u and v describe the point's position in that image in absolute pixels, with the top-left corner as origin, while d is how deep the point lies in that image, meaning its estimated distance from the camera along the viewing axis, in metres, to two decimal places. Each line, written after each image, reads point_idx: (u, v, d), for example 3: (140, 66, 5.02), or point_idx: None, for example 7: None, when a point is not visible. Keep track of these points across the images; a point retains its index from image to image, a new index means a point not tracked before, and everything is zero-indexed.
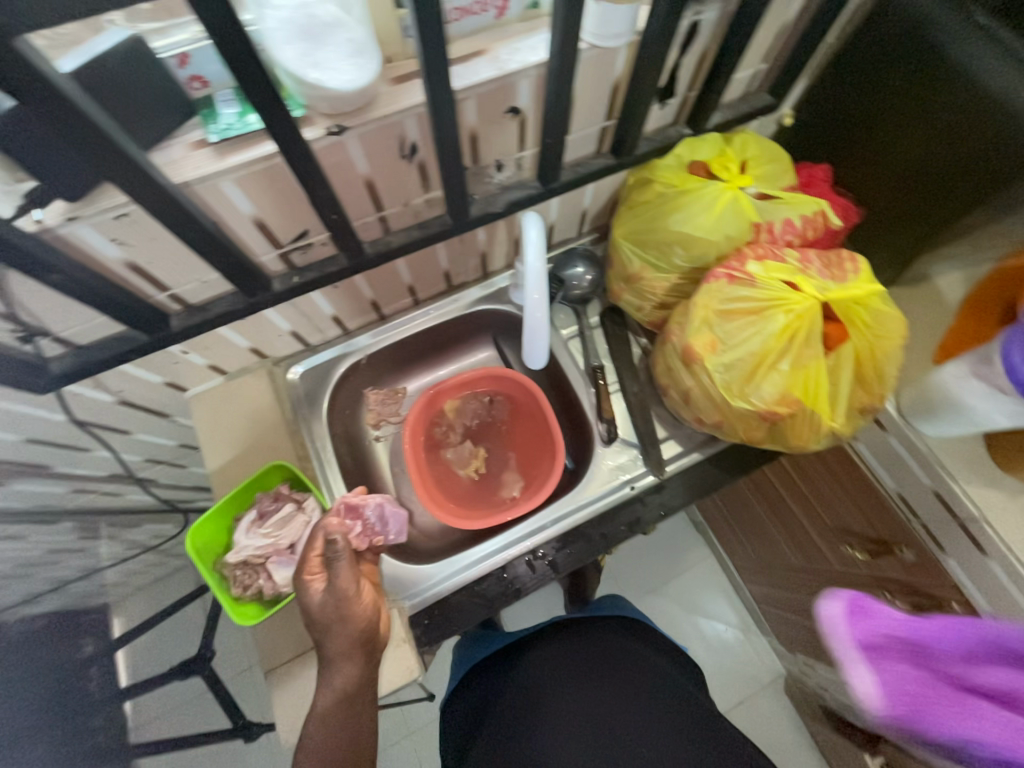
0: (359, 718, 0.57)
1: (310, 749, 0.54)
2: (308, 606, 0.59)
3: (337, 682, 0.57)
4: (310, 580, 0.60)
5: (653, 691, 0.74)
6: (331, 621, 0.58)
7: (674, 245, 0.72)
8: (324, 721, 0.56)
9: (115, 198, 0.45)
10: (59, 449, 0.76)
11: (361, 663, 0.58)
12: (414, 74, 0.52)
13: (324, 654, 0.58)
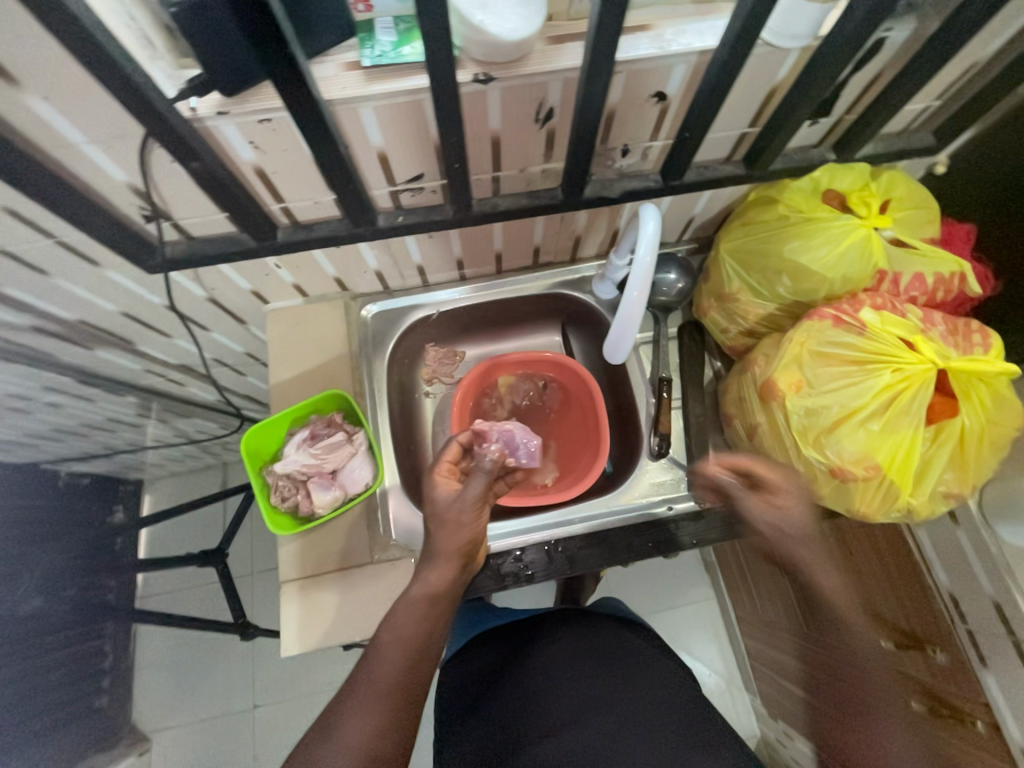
0: (438, 622, 0.59)
1: (391, 626, 0.58)
2: (433, 503, 0.65)
3: (430, 580, 0.60)
4: (441, 478, 0.67)
5: (653, 676, 0.74)
6: (451, 521, 0.63)
7: (784, 273, 0.68)
8: (408, 608, 0.58)
9: (266, 102, 0.46)
10: (145, 328, 0.81)
11: (456, 568, 0.62)
12: (571, 38, 0.50)
13: (430, 550, 0.62)
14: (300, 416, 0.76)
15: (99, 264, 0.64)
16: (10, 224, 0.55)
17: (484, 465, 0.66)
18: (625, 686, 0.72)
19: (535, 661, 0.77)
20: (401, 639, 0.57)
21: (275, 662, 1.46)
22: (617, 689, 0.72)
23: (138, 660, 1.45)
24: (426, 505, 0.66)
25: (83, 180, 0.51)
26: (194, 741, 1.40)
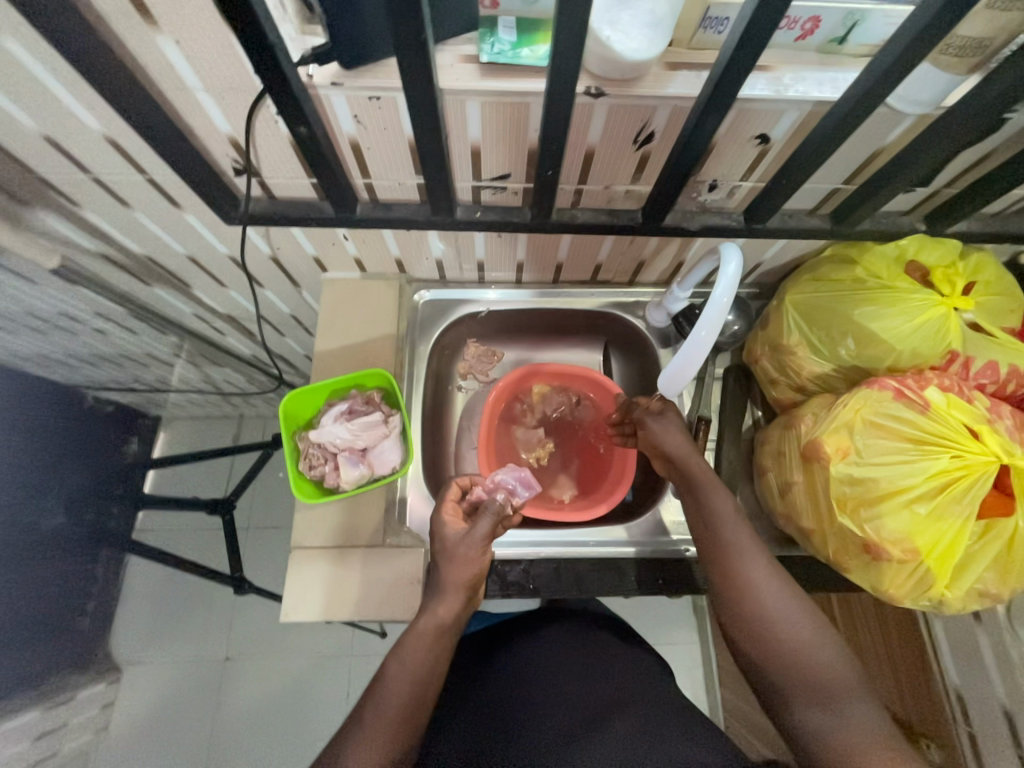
0: (443, 652, 0.60)
1: (399, 659, 0.58)
2: (441, 537, 0.64)
3: (438, 612, 0.61)
4: (447, 514, 0.67)
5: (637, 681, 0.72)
6: (459, 557, 0.63)
7: (850, 335, 0.66)
8: (418, 640, 0.59)
9: (382, 80, 0.47)
10: (206, 274, 0.83)
11: (463, 602, 0.62)
12: (689, 67, 0.50)
13: (437, 582, 0.62)
14: (340, 388, 0.77)
15: (179, 206, 0.65)
16: (109, 154, 0.56)
17: (492, 503, 0.67)
18: (602, 678, 0.73)
19: (514, 666, 0.77)
20: (407, 671, 0.57)
21: (255, 619, 1.47)
22: (596, 682, 0.72)
23: (124, 591, 1.48)
24: (432, 537, 0.66)
25: (189, 124, 0.53)
26: (163, 681, 1.42)
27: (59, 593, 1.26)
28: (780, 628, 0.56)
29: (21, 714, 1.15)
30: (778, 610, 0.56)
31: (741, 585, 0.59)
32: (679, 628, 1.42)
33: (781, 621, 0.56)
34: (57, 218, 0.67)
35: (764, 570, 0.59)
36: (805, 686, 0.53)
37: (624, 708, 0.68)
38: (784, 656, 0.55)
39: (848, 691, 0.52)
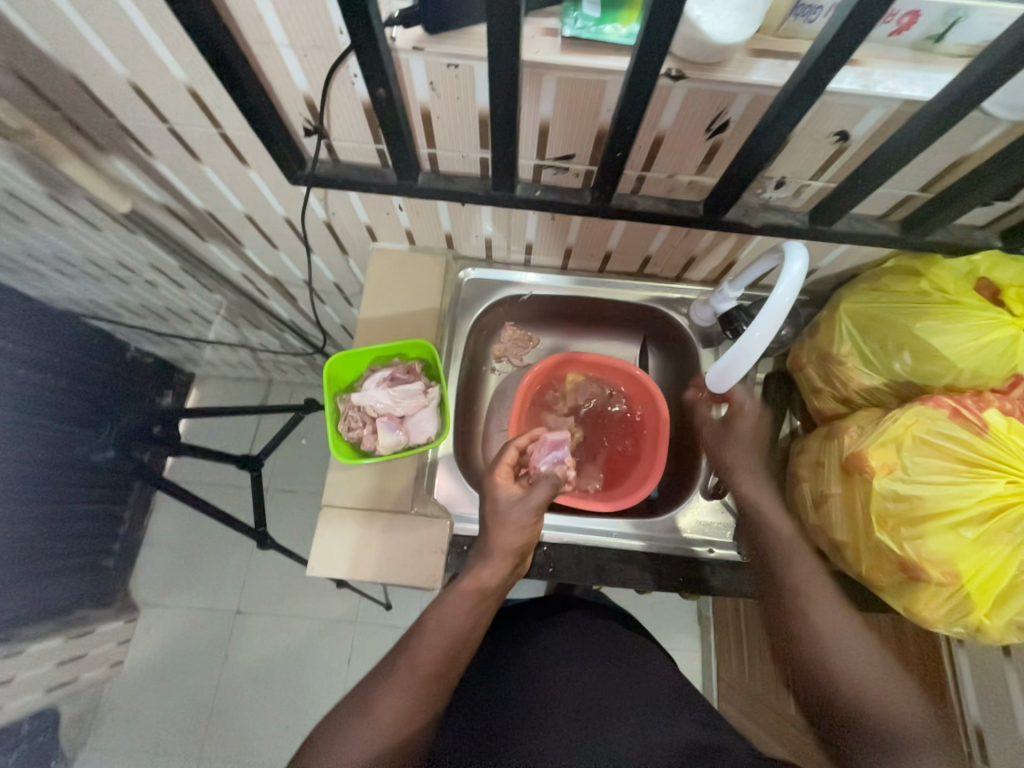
0: (481, 614, 0.62)
1: (438, 612, 0.61)
2: (493, 499, 0.66)
3: (483, 575, 0.63)
4: (500, 478, 0.68)
5: (645, 683, 0.72)
6: (509, 521, 0.65)
7: (906, 349, 0.64)
8: (460, 598, 0.61)
9: (465, 48, 0.47)
10: (260, 233, 0.85)
11: (507, 568, 0.64)
12: (776, 55, 0.48)
13: (485, 547, 0.64)
14: (382, 355, 0.78)
15: (246, 163, 0.67)
16: (189, 105, 0.58)
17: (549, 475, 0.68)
18: (617, 668, 0.73)
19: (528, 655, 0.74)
20: (444, 628, 0.60)
21: (268, 576, 1.52)
22: (610, 670, 0.72)
23: (148, 535, 1.54)
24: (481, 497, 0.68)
25: (269, 80, 0.54)
26: (177, 626, 1.48)
27: (90, 529, 1.33)
28: (835, 644, 0.57)
29: (48, 638, 1.22)
30: (832, 623, 0.58)
31: (798, 597, 0.61)
32: (682, 634, 1.41)
33: (836, 636, 0.58)
34: (130, 164, 0.69)
35: (816, 581, 0.61)
36: (857, 701, 0.54)
37: (638, 701, 0.69)
38: (838, 669, 0.56)
39: (902, 706, 0.53)
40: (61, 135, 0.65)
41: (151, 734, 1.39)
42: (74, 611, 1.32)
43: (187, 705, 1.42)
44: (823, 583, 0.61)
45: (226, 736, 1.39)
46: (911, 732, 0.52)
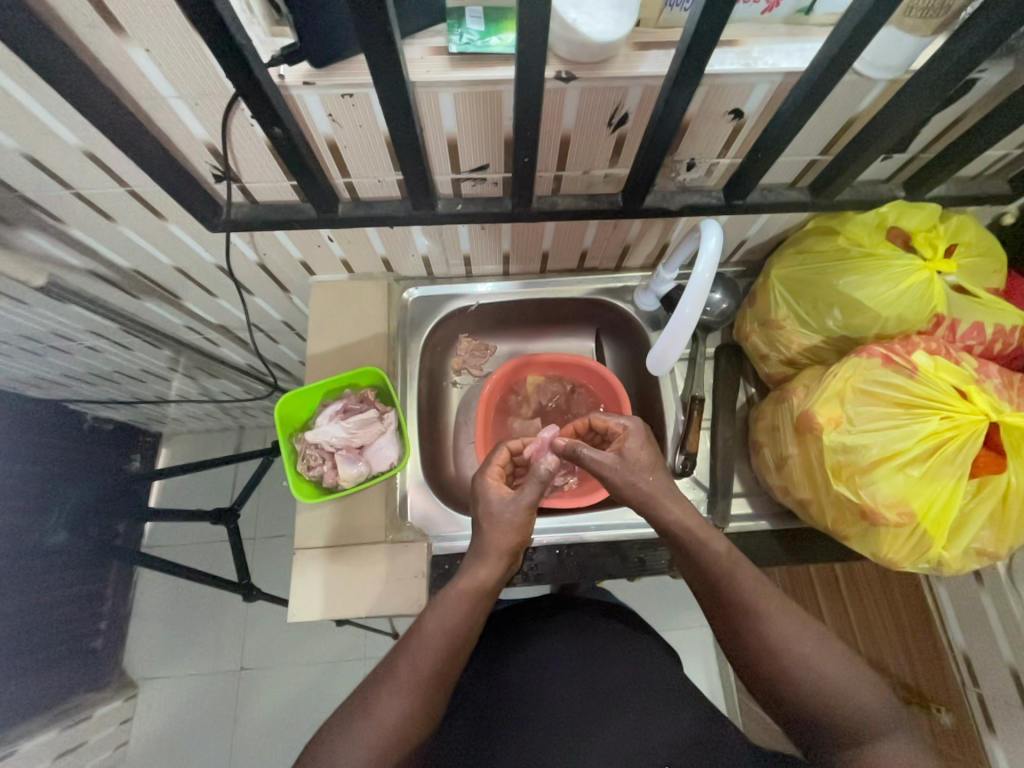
0: (480, 612, 0.62)
1: (438, 615, 0.60)
2: (485, 502, 0.65)
3: (480, 575, 0.62)
4: (490, 479, 0.67)
5: (645, 675, 0.71)
6: (502, 519, 0.64)
7: (835, 305, 0.67)
8: (458, 598, 0.61)
9: (354, 78, 0.47)
10: (194, 284, 0.83)
11: (503, 566, 0.64)
12: (658, 46, 0.50)
13: (480, 547, 0.63)
14: (334, 388, 0.78)
15: (163, 217, 0.66)
16: (89, 169, 0.57)
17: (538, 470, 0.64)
18: (612, 663, 0.72)
19: (521, 662, 0.73)
20: (444, 628, 0.59)
21: (267, 627, 1.48)
22: (605, 666, 0.71)
23: (135, 606, 1.49)
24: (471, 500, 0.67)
25: (164, 133, 0.53)
26: (179, 695, 1.43)
27: (70, 611, 1.28)
28: (793, 656, 0.56)
29: (40, 733, 1.17)
30: (784, 634, 0.57)
31: (749, 615, 0.58)
32: (688, 612, 1.42)
33: (791, 643, 0.57)
34: (43, 234, 0.67)
35: (761, 590, 0.59)
36: (823, 709, 0.54)
37: (637, 692, 0.68)
38: (801, 681, 0.55)
39: (862, 696, 0.54)
40: None
41: None
42: (65, 699, 1.27)
43: None
44: (768, 590, 0.60)
45: None
46: (874, 722, 0.53)
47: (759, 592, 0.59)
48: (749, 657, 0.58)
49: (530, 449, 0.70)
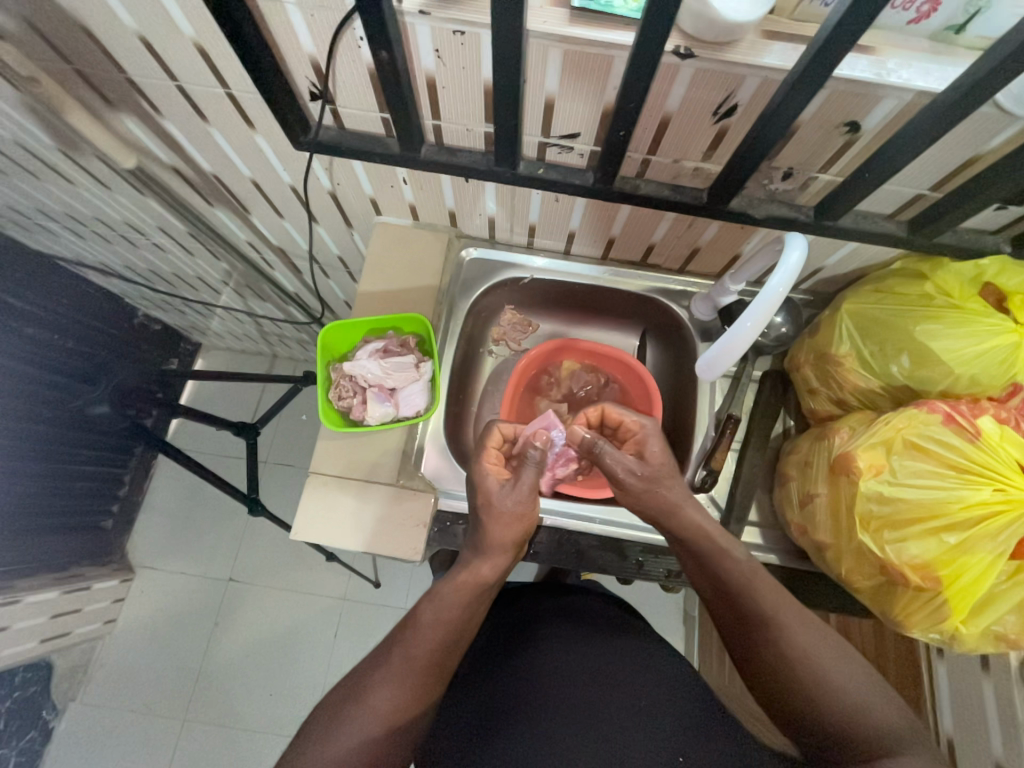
0: (477, 607, 0.64)
1: (433, 606, 0.62)
2: (487, 493, 0.66)
3: (483, 570, 0.64)
4: (490, 465, 0.68)
5: (652, 668, 0.71)
6: (505, 514, 0.64)
7: (903, 352, 0.63)
8: (458, 590, 0.63)
9: (470, 15, 0.47)
10: (265, 201, 0.85)
11: (505, 561, 0.65)
12: (788, 38, 0.47)
13: (484, 543, 0.64)
14: (377, 328, 0.79)
15: (252, 126, 0.67)
16: (196, 64, 0.58)
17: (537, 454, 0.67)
18: (613, 654, 0.72)
19: (522, 653, 0.73)
20: (441, 620, 0.61)
21: (260, 547, 1.55)
22: (613, 658, 0.71)
23: (148, 498, 1.57)
24: (471, 488, 0.68)
25: (274, 39, 0.53)
26: (171, 589, 1.51)
27: (90, 487, 1.36)
28: (810, 668, 0.56)
29: (42, 590, 1.26)
30: (801, 644, 0.57)
31: (766, 621, 0.59)
32: (668, 632, 1.41)
33: (806, 654, 0.56)
34: (139, 120, 0.70)
35: (777, 599, 0.59)
36: (840, 724, 0.53)
37: (643, 681, 0.68)
38: (817, 694, 0.54)
39: (881, 716, 0.53)
40: (72, 88, 0.65)
41: (139, 692, 1.43)
42: (70, 566, 1.36)
43: (176, 667, 1.45)
44: (787, 599, 0.59)
45: (212, 698, 1.42)
46: (896, 738, 0.52)
47: (777, 600, 0.59)
48: (761, 665, 0.58)
49: (526, 432, 0.71)
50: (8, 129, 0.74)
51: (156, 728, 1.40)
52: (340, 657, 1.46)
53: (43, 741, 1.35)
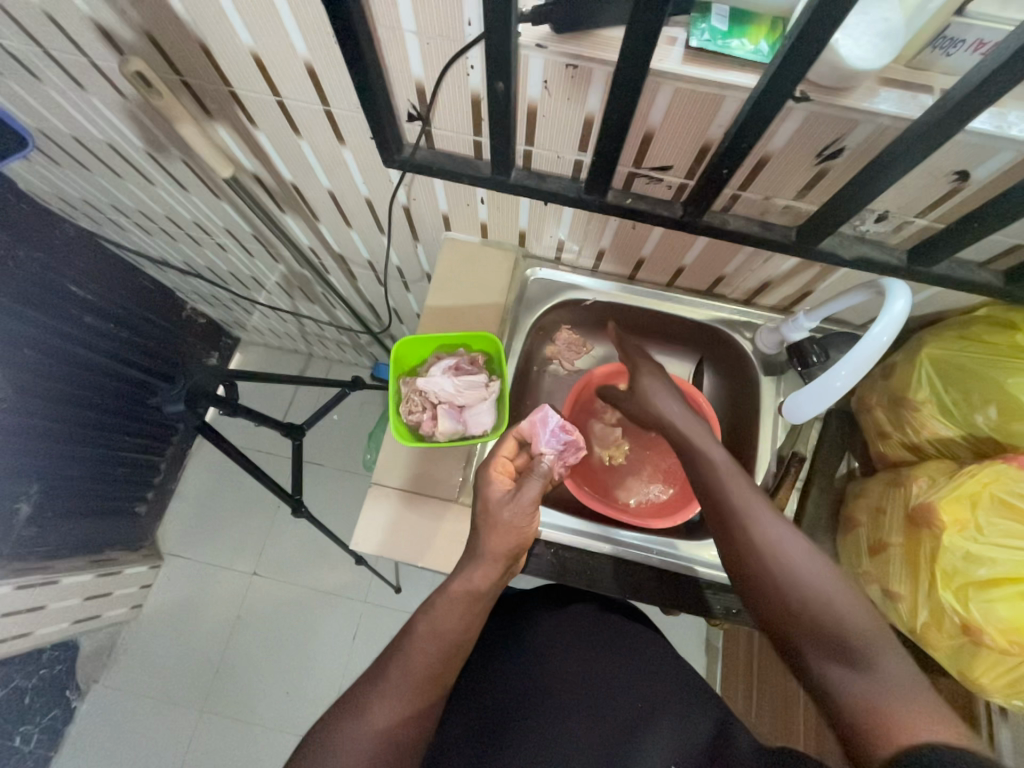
0: (475, 617, 0.63)
1: (430, 619, 0.61)
2: (485, 499, 0.65)
3: (474, 579, 0.63)
4: (496, 473, 0.67)
5: (651, 672, 0.71)
6: (501, 521, 0.64)
7: (991, 403, 0.61)
8: (452, 603, 0.62)
9: (592, 50, 0.47)
10: (337, 210, 0.87)
11: (500, 570, 0.64)
12: (906, 86, 0.47)
13: (477, 549, 0.64)
14: (446, 343, 0.80)
15: (342, 141, 0.68)
16: (301, 81, 0.60)
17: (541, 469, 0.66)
18: (616, 661, 0.71)
19: (524, 653, 0.72)
20: (436, 633, 0.60)
21: (286, 543, 1.56)
22: (615, 663, 0.71)
23: (180, 487, 1.60)
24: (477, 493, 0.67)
25: (386, 64, 0.55)
26: (197, 579, 1.53)
27: (132, 473, 1.39)
28: (836, 636, 0.50)
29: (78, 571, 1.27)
30: (866, 656, 0.48)
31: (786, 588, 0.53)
32: (690, 660, 1.38)
33: (833, 624, 0.50)
34: (233, 129, 0.71)
35: (838, 603, 0.52)
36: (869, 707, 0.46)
37: (642, 687, 0.69)
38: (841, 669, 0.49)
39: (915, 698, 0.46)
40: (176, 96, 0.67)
41: (160, 679, 1.44)
42: (106, 549, 1.38)
43: (196, 656, 1.46)
44: (808, 566, 0.54)
45: (230, 691, 1.43)
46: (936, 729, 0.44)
47: (840, 597, 0.51)
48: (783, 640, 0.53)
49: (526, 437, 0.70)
50: (102, 129, 0.76)
51: (174, 716, 1.41)
52: (358, 658, 1.46)
53: (65, 720, 1.37)
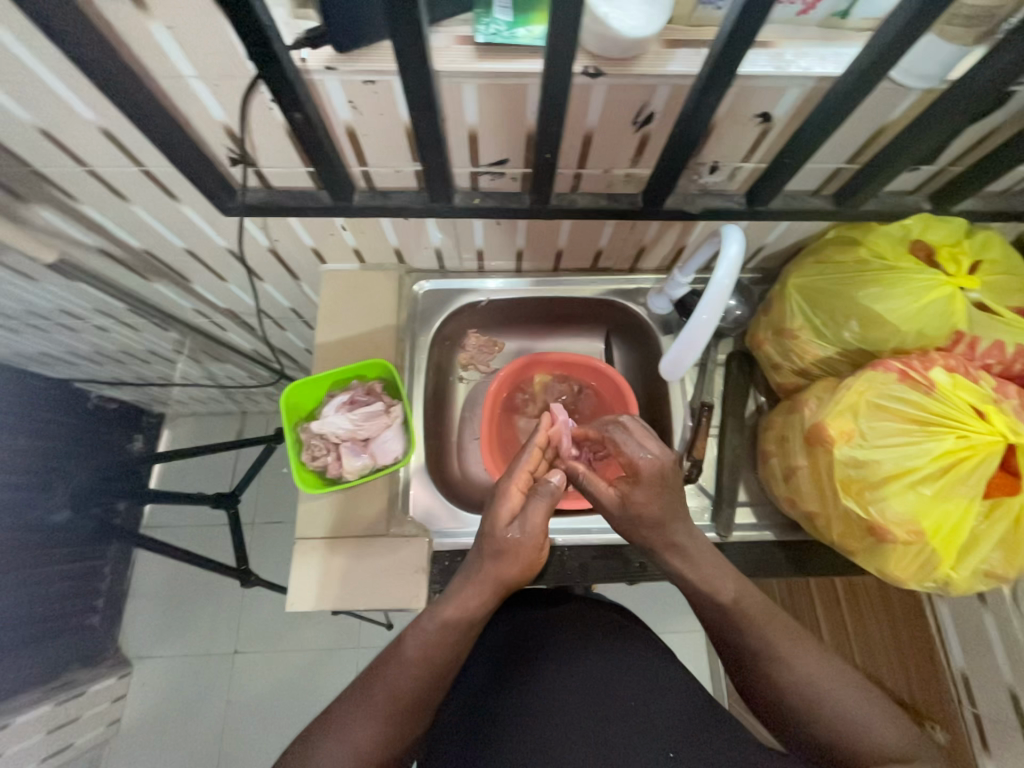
0: (467, 642, 0.60)
1: (420, 641, 0.58)
2: (495, 520, 0.61)
3: (467, 604, 0.60)
4: (511, 488, 0.63)
5: (649, 670, 0.67)
6: (512, 544, 0.60)
7: (852, 317, 0.66)
8: (439, 625, 0.59)
9: (382, 63, 0.47)
10: (204, 267, 0.82)
11: (496, 596, 0.61)
12: (687, 44, 0.49)
13: (476, 574, 0.61)
14: (340, 378, 0.78)
15: (175, 197, 0.64)
16: (104, 146, 0.56)
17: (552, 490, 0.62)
18: (610, 659, 0.68)
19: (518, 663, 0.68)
20: (424, 652, 0.58)
21: (260, 613, 1.49)
22: (609, 661, 0.67)
23: (132, 586, 1.49)
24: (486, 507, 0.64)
25: (184, 113, 0.52)
26: (173, 675, 1.44)
27: (71, 586, 1.29)
28: (816, 693, 0.55)
29: (35, 706, 1.16)
30: (836, 703, 0.54)
31: (770, 658, 0.57)
32: (682, 616, 1.42)
33: (807, 682, 0.55)
34: (55, 209, 0.66)
35: (820, 670, 0.56)
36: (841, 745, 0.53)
37: (638, 686, 0.65)
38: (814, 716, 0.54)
39: (881, 731, 0.53)
40: None
41: None
42: (61, 674, 1.27)
43: (191, 756, 1.37)
44: (782, 630, 0.58)
45: None
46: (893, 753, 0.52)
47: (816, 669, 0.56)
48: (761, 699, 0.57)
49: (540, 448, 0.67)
50: None
51: None
52: None
53: None
